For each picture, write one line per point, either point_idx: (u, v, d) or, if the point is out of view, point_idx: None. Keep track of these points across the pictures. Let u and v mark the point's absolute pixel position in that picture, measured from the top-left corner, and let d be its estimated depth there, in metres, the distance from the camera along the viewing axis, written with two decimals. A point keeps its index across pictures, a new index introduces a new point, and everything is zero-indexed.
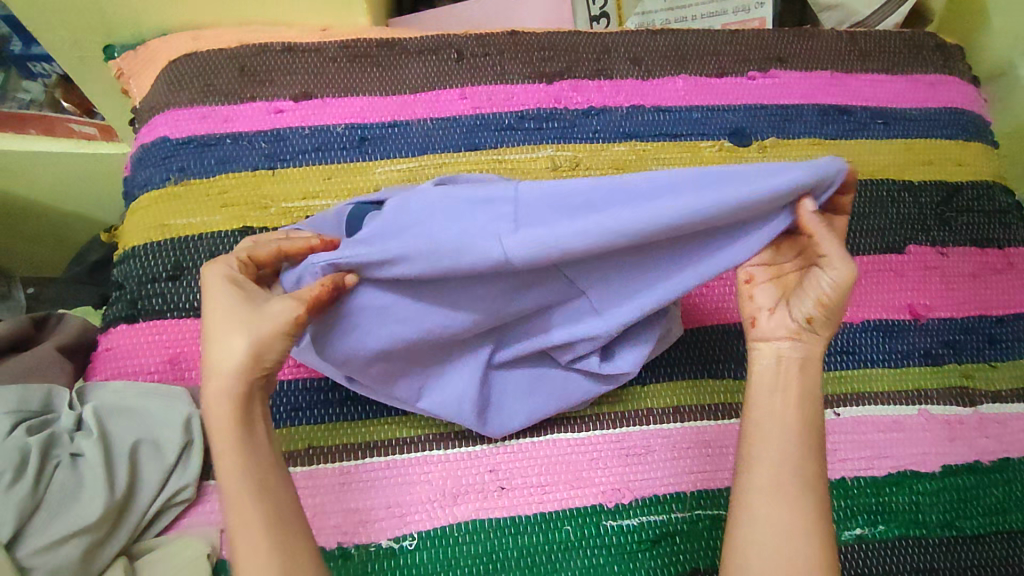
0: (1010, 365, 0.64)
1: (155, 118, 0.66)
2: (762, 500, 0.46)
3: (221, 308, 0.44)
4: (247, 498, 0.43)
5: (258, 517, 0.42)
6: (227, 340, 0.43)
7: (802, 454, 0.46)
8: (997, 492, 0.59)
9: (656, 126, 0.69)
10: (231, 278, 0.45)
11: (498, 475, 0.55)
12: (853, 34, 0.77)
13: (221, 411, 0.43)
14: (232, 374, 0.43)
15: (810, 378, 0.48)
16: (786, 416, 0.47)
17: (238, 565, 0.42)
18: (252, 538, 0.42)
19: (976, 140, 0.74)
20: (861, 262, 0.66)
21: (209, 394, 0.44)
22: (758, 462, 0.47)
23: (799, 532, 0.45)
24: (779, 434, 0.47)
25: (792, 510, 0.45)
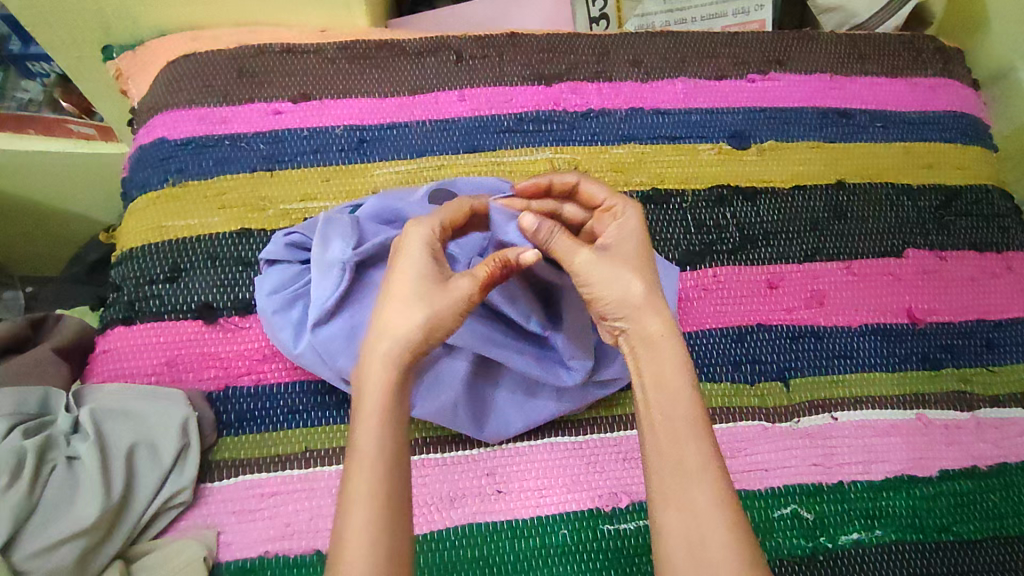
0: (1008, 370, 0.64)
1: (153, 119, 0.66)
2: (667, 508, 0.42)
3: (415, 270, 0.46)
4: (375, 469, 0.40)
5: (377, 494, 0.40)
6: (404, 304, 0.45)
7: (694, 450, 0.43)
8: (994, 497, 0.59)
9: (655, 128, 0.69)
10: (431, 243, 0.47)
11: (496, 479, 0.55)
12: (853, 37, 0.77)
13: (371, 376, 0.43)
14: (395, 341, 0.44)
15: (674, 367, 0.45)
16: (673, 409, 0.44)
17: (344, 546, 0.38)
18: (369, 515, 0.39)
19: (976, 144, 0.74)
20: (859, 266, 0.66)
21: (373, 354, 0.44)
22: (656, 464, 0.43)
23: (709, 539, 0.40)
24: (673, 431, 0.44)
25: (698, 516, 0.41)
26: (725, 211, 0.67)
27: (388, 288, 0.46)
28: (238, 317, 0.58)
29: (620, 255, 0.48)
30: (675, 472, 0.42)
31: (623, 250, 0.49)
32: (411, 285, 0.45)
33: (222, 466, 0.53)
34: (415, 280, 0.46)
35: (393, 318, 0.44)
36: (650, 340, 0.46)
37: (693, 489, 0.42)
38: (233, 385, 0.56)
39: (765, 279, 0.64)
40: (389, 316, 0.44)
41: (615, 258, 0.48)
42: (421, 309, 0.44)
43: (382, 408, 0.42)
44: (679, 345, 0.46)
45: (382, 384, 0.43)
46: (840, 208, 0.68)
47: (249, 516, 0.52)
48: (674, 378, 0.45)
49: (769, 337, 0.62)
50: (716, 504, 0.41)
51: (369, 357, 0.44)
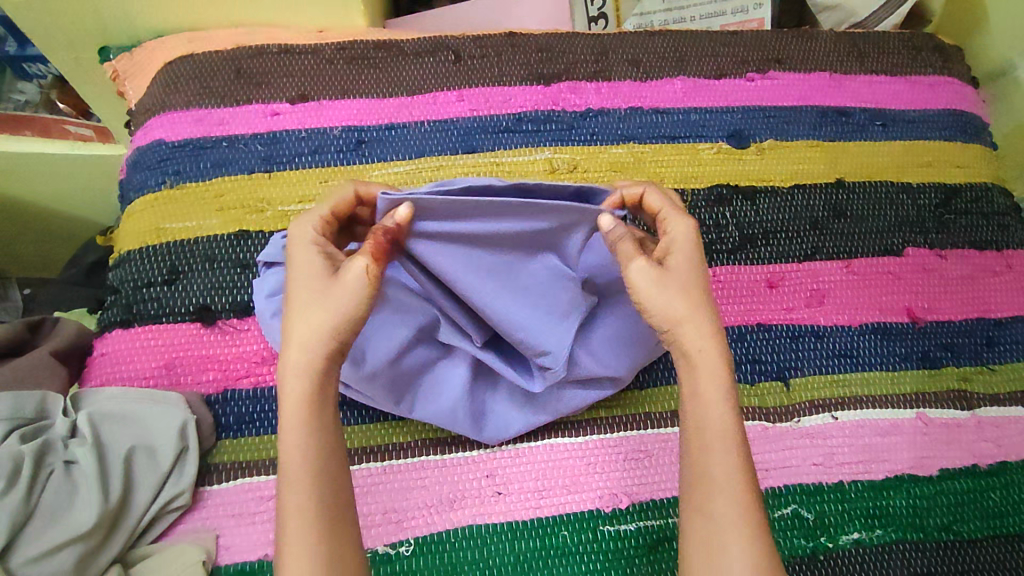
0: (1009, 368, 0.64)
1: (151, 121, 0.66)
2: (690, 515, 0.44)
3: (304, 268, 0.45)
4: (303, 476, 0.42)
5: (308, 503, 0.42)
6: (303, 306, 0.44)
7: (721, 461, 0.44)
8: (995, 496, 0.59)
9: (654, 128, 0.69)
10: (315, 239, 0.46)
11: (496, 480, 0.54)
12: (852, 35, 0.77)
13: (289, 390, 0.43)
14: (306, 352, 0.44)
15: (711, 380, 0.45)
16: (705, 420, 0.44)
17: (282, 550, 0.41)
18: (301, 522, 0.41)
19: (975, 142, 0.73)
20: (859, 265, 0.66)
21: (285, 364, 0.44)
22: (688, 474, 0.44)
23: (726, 544, 0.42)
24: (701, 440, 0.44)
25: (717, 523, 0.42)
26: (725, 211, 0.67)
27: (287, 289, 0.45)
28: (236, 319, 0.58)
29: (671, 273, 0.46)
30: (698, 482, 0.44)
31: (677, 267, 0.46)
32: (308, 287, 0.44)
33: (221, 469, 0.53)
34: (308, 284, 0.45)
35: (296, 326, 0.44)
36: (686, 351, 0.45)
37: (715, 498, 0.43)
38: (232, 388, 0.56)
39: (765, 278, 0.64)
40: (294, 323, 0.44)
41: (670, 280, 0.46)
42: (318, 313, 0.44)
43: (301, 420, 0.43)
44: (721, 358, 0.45)
45: (298, 395, 0.43)
46: (839, 207, 0.68)
47: (248, 519, 0.52)
48: (706, 391, 0.45)
49: (769, 336, 0.62)
50: (737, 512, 0.43)
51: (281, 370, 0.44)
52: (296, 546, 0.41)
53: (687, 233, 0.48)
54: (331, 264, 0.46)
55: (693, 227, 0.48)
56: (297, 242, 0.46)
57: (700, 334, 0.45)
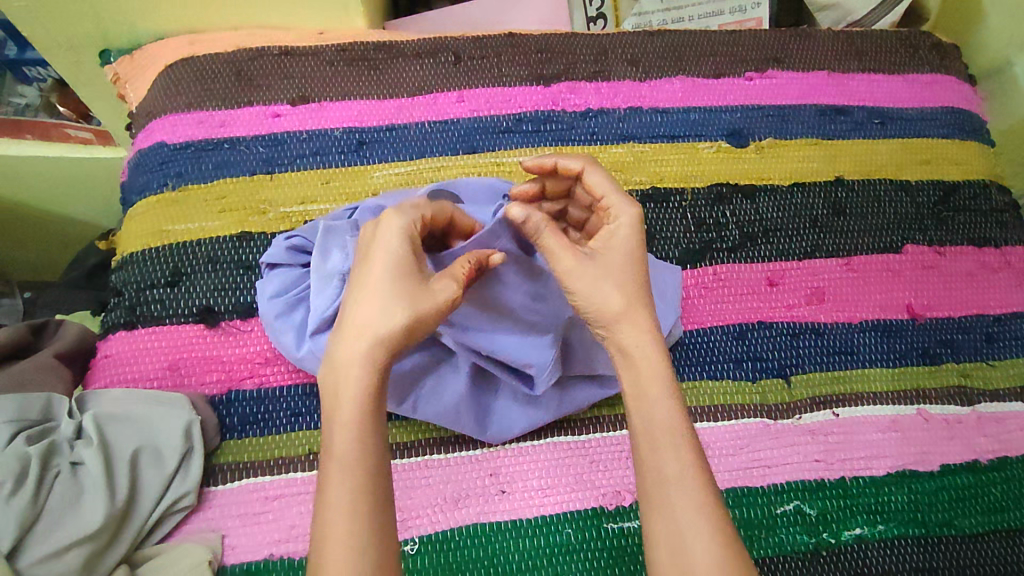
0: (1008, 364, 0.64)
1: (152, 123, 0.66)
2: (654, 517, 0.42)
3: (394, 259, 0.44)
4: (352, 474, 0.40)
5: (357, 498, 0.40)
6: (378, 298, 0.43)
7: (674, 458, 0.43)
8: (996, 491, 0.59)
9: (653, 127, 0.70)
10: (410, 232, 0.46)
11: (499, 479, 0.55)
12: (850, 34, 0.77)
13: (346, 380, 0.42)
14: (370, 341, 0.43)
15: (652, 378, 0.45)
16: (653, 420, 0.44)
17: (324, 543, 0.39)
18: (348, 522, 0.39)
19: (973, 139, 0.74)
20: (859, 262, 0.66)
21: (341, 353, 0.43)
22: (644, 476, 0.43)
23: (690, 543, 0.40)
24: (652, 439, 0.44)
25: (679, 521, 0.41)
26: (724, 209, 0.67)
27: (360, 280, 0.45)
28: (240, 321, 0.58)
29: (605, 265, 0.48)
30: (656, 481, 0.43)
31: (612, 260, 0.48)
32: (390, 282, 0.44)
33: (225, 469, 0.53)
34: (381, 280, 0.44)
35: (362, 314, 0.43)
36: (626, 349, 0.46)
37: (673, 496, 0.42)
38: (236, 389, 0.56)
39: (765, 276, 0.65)
40: (361, 311, 0.43)
41: (602, 270, 0.47)
42: (395, 309, 0.43)
43: (358, 410, 0.42)
44: (659, 356, 0.46)
45: (357, 387, 0.42)
46: (839, 205, 0.68)
47: (253, 519, 0.52)
48: (649, 391, 0.45)
49: (769, 334, 0.63)
50: (697, 506, 0.41)
51: (342, 356, 0.43)
52: (340, 539, 0.38)
53: (629, 221, 0.49)
54: (421, 269, 0.46)
55: (636, 218, 0.49)
56: (387, 227, 0.45)
57: (637, 329, 0.46)
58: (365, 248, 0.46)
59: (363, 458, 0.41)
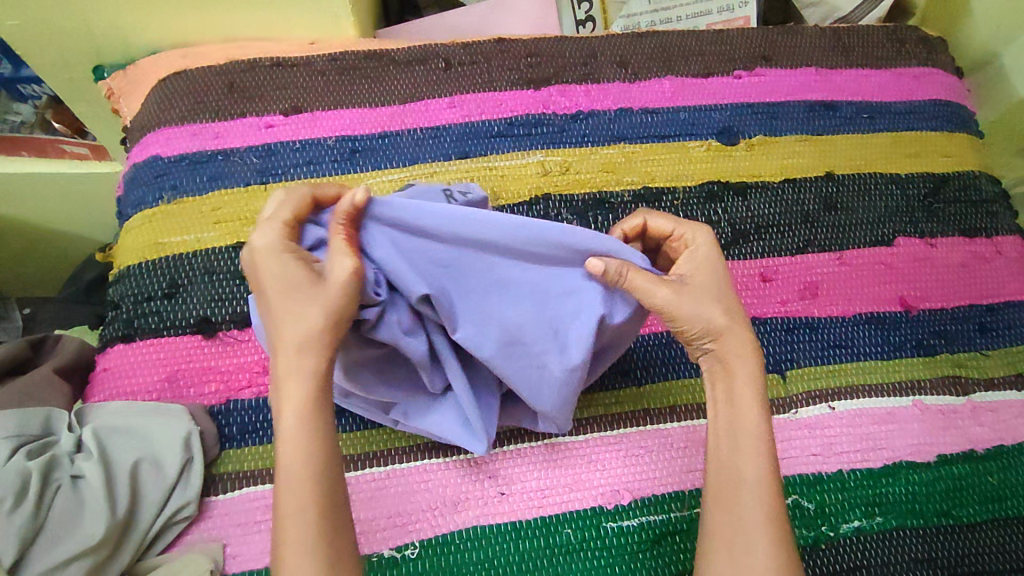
0: (1002, 354, 0.65)
1: (146, 137, 0.66)
2: (717, 510, 0.46)
3: (276, 274, 0.45)
4: (297, 479, 0.42)
5: (307, 501, 0.42)
6: (282, 314, 0.44)
7: (748, 461, 0.46)
8: (993, 480, 0.59)
9: (644, 127, 0.70)
10: (281, 245, 0.46)
11: (497, 481, 0.55)
12: (837, 30, 0.78)
13: (285, 391, 0.44)
14: (297, 350, 0.44)
15: (743, 381, 0.47)
16: (736, 421, 0.47)
17: (281, 545, 0.41)
18: (300, 522, 0.41)
19: (961, 131, 0.74)
20: (851, 256, 0.67)
21: (278, 364, 0.44)
22: (717, 474, 0.46)
23: (751, 541, 0.44)
24: (733, 438, 0.47)
25: (742, 519, 0.44)
26: (716, 207, 0.67)
27: (263, 299, 0.45)
28: (237, 330, 0.59)
29: (698, 288, 0.48)
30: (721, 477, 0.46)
31: (706, 282, 0.49)
32: (286, 294, 0.45)
33: (226, 478, 0.54)
34: (268, 304, 0.45)
35: (284, 327, 0.44)
36: (723, 359, 0.48)
37: (740, 492, 0.45)
38: (234, 399, 0.57)
39: (758, 272, 0.65)
40: (279, 330, 0.44)
41: (699, 292, 0.48)
42: (308, 315, 0.43)
43: (301, 418, 0.43)
44: (756, 366, 0.48)
45: (299, 394, 0.44)
46: (830, 200, 0.69)
47: (254, 528, 0.52)
48: (740, 396, 0.47)
49: (765, 330, 0.63)
50: (755, 505, 0.44)
51: (284, 369, 0.44)
52: (294, 540, 0.41)
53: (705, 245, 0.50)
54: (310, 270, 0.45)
55: (714, 241, 0.50)
56: (261, 253, 0.45)
57: (739, 344, 0.48)
58: (253, 275, 0.46)
59: (314, 463, 0.43)
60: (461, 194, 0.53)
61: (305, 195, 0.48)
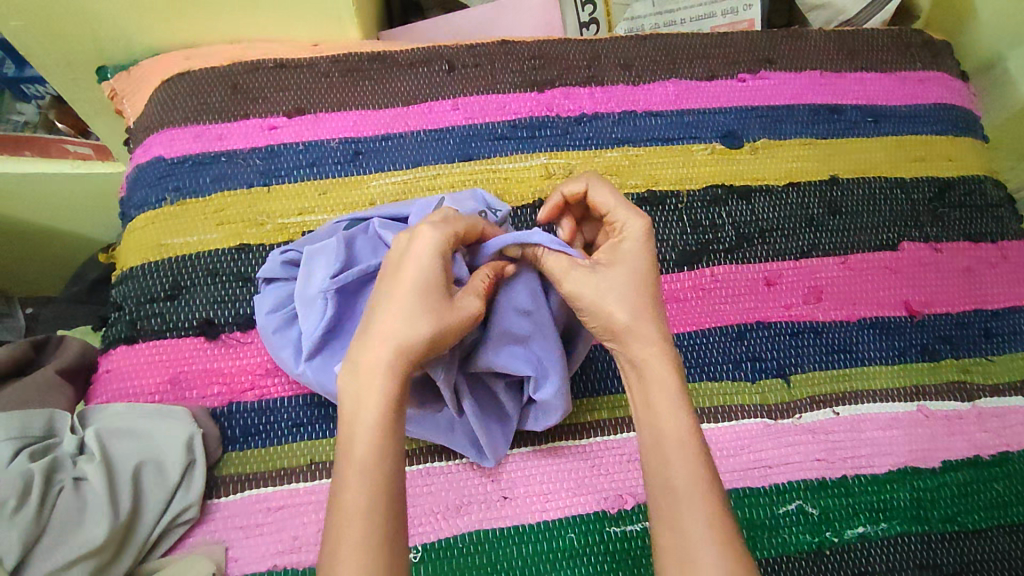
0: (1007, 359, 0.64)
1: (150, 138, 0.66)
2: (660, 526, 0.43)
3: (420, 271, 0.45)
4: (366, 481, 0.40)
5: (371, 506, 0.40)
6: (397, 310, 0.44)
7: (684, 471, 0.44)
8: (998, 487, 0.59)
9: (647, 130, 0.70)
10: (440, 247, 0.46)
11: (501, 485, 0.55)
12: (842, 33, 0.78)
13: (366, 386, 0.42)
14: (396, 349, 0.43)
15: (660, 384, 0.46)
16: (658, 429, 0.45)
17: (337, 549, 0.39)
18: (361, 528, 0.39)
19: (966, 135, 0.74)
20: (855, 260, 0.66)
21: (364, 357, 0.43)
22: (653, 487, 0.44)
23: (698, 553, 0.41)
24: (661, 447, 0.45)
25: (683, 530, 0.42)
26: (720, 210, 0.67)
27: (384, 288, 0.45)
28: (240, 333, 0.58)
29: (612, 273, 0.48)
30: (661, 490, 0.44)
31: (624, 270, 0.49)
32: (409, 291, 0.44)
33: (228, 481, 0.54)
34: (386, 295, 0.45)
35: (392, 322, 0.43)
36: (635, 362, 0.47)
37: (678, 502, 0.43)
38: (237, 401, 0.56)
39: (762, 277, 0.65)
40: (381, 326, 0.43)
41: (610, 279, 0.48)
42: (416, 319, 0.43)
43: (382, 419, 0.42)
44: (671, 370, 0.47)
45: (382, 393, 0.42)
46: (834, 204, 0.69)
47: (256, 531, 0.52)
48: (658, 401, 0.46)
49: (769, 334, 0.63)
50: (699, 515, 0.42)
51: (366, 362, 0.43)
52: (351, 545, 0.38)
53: (639, 233, 0.50)
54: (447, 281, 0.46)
55: (643, 229, 0.50)
56: (420, 246, 0.45)
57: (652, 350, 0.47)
58: (391, 269, 0.46)
59: (382, 469, 0.41)
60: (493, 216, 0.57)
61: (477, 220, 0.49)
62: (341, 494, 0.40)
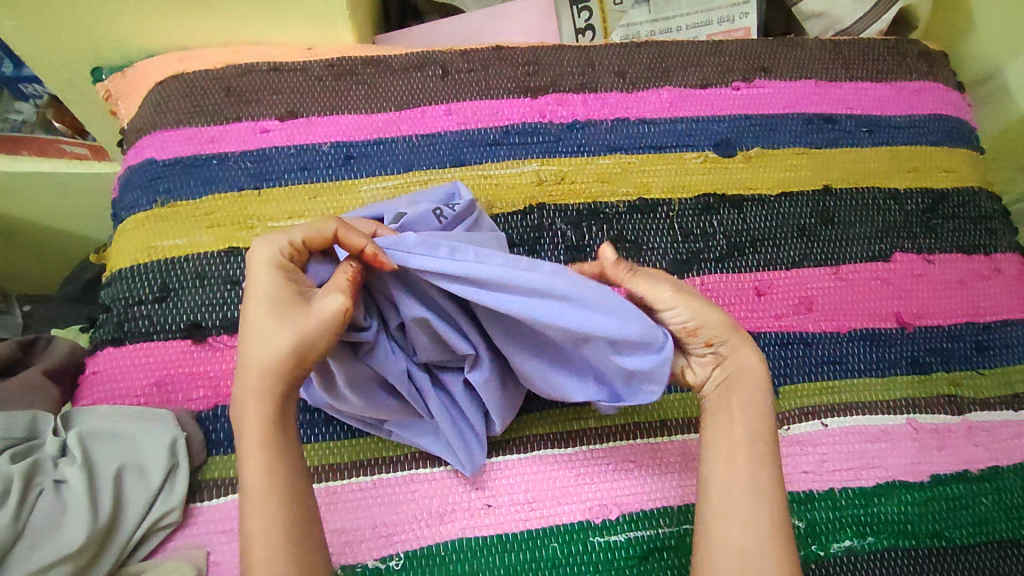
0: (999, 373, 0.64)
1: (141, 140, 0.66)
2: (726, 521, 0.46)
3: (266, 289, 0.46)
4: (263, 500, 0.43)
5: (275, 520, 0.43)
6: (260, 333, 0.45)
7: (757, 468, 0.48)
8: (986, 502, 0.59)
9: (641, 138, 0.70)
10: (279, 261, 0.47)
11: (485, 493, 0.54)
12: (838, 43, 0.77)
13: (246, 416, 0.45)
14: (263, 373, 0.45)
15: (751, 395, 0.50)
16: (744, 431, 0.49)
17: (247, 562, 0.42)
18: (265, 544, 0.42)
19: (961, 146, 0.74)
20: (847, 271, 0.66)
21: (242, 389, 0.45)
22: (731, 485, 0.47)
23: (761, 552, 0.45)
24: (747, 450, 0.48)
25: (754, 530, 0.46)
26: (712, 219, 0.67)
27: (246, 308, 0.46)
28: (227, 336, 0.58)
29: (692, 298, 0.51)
30: (718, 482, 0.48)
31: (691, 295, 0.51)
32: (260, 309, 0.45)
33: (211, 485, 0.53)
34: (248, 314, 0.46)
35: (253, 345, 0.45)
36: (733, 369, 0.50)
37: (752, 502, 0.47)
38: (222, 405, 0.56)
39: (753, 286, 0.64)
40: (248, 347, 0.45)
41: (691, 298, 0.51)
42: (277, 338, 0.44)
43: (265, 442, 0.44)
44: (760, 383, 0.50)
45: (259, 417, 0.45)
46: (827, 214, 0.68)
47: (238, 536, 0.52)
48: (745, 411, 0.49)
49: (758, 344, 0.62)
50: (754, 508, 0.46)
51: (240, 392, 0.45)
52: (261, 557, 0.42)
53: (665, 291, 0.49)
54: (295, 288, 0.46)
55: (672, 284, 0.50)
56: (258, 262, 0.46)
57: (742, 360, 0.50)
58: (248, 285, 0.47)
59: (275, 485, 0.44)
60: (450, 209, 0.54)
61: (327, 226, 0.47)
62: (244, 518, 0.43)
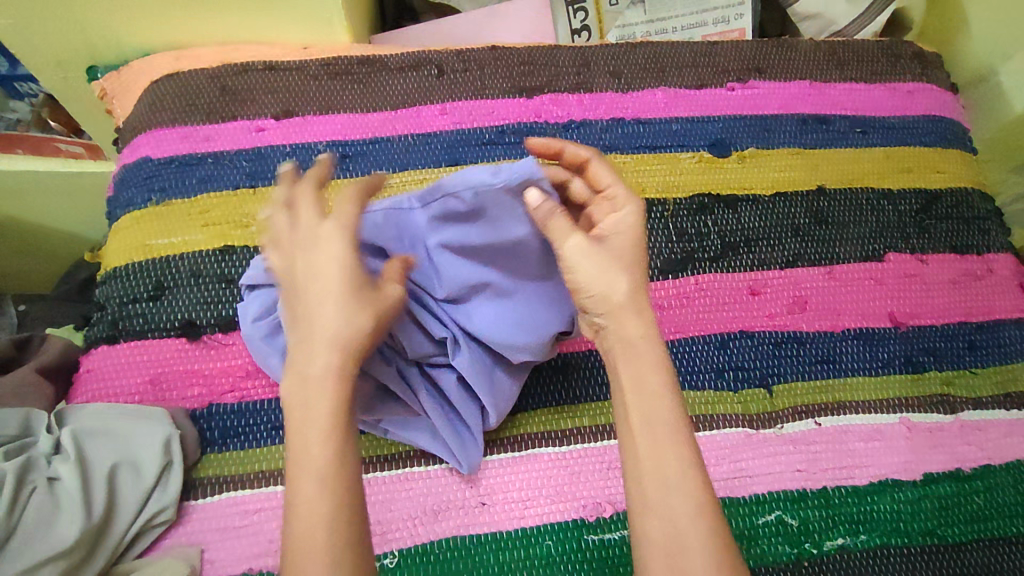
0: (992, 372, 0.64)
1: (137, 139, 0.66)
2: (647, 516, 0.41)
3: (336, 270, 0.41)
4: (319, 481, 0.39)
5: (334, 503, 0.39)
6: (343, 309, 0.41)
7: (670, 454, 0.42)
8: (978, 500, 0.59)
9: (635, 138, 0.70)
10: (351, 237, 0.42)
11: (479, 491, 0.55)
12: (833, 44, 0.78)
13: (311, 391, 0.41)
14: (337, 348, 0.41)
15: (649, 370, 0.44)
16: (646, 413, 0.43)
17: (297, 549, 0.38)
18: (325, 529, 0.38)
19: (955, 147, 0.74)
20: (841, 271, 0.66)
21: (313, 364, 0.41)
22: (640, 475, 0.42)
23: (690, 550, 0.39)
24: (649, 433, 0.42)
25: (678, 523, 0.40)
26: (706, 219, 0.67)
27: (317, 285, 0.42)
28: (222, 334, 0.58)
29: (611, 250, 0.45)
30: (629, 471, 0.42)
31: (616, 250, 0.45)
32: (338, 286, 0.41)
33: (205, 483, 0.53)
34: (325, 290, 0.41)
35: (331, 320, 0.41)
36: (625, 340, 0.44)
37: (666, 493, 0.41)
38: (216, 403, 0.56)
39: (747, 286, 0.65)
40: (324, 323, 0.41)
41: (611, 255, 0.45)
42: (359, 317, 0.41)
43: (331, 420, 0.40)
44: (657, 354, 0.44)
45: (326, 390, 0.41)
46: (821, 214, 0.69)
47: (232, 533, 0.52)
48: (640, 387, 0.43)
49: (752, 344, 0.63)
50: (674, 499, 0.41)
51: (302, 367, 0.41)
52: (321, 540, 0.38)
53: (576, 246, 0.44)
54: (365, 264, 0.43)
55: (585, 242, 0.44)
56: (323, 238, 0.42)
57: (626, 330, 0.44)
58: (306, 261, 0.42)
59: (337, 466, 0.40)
60: None
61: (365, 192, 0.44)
62: (295, 499, 0.39)
